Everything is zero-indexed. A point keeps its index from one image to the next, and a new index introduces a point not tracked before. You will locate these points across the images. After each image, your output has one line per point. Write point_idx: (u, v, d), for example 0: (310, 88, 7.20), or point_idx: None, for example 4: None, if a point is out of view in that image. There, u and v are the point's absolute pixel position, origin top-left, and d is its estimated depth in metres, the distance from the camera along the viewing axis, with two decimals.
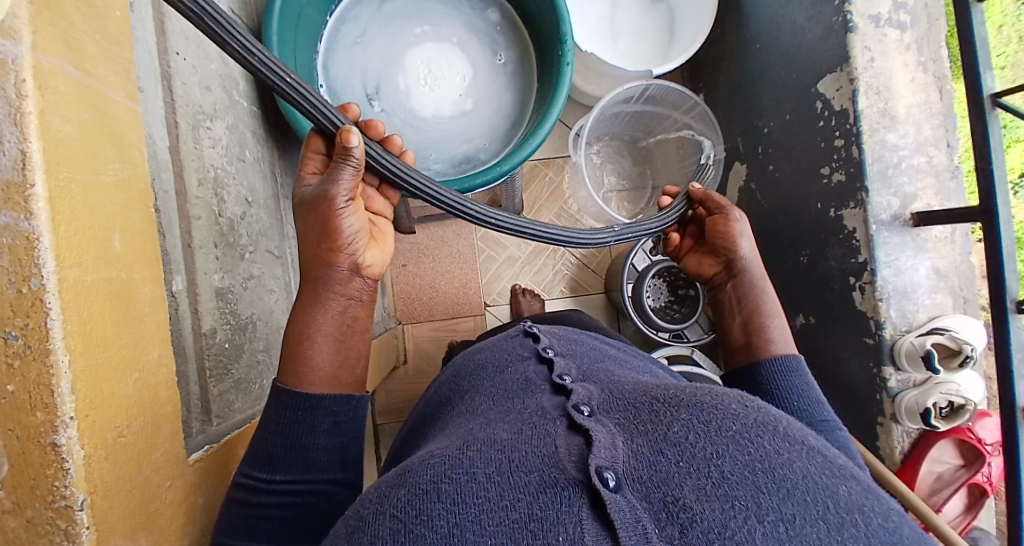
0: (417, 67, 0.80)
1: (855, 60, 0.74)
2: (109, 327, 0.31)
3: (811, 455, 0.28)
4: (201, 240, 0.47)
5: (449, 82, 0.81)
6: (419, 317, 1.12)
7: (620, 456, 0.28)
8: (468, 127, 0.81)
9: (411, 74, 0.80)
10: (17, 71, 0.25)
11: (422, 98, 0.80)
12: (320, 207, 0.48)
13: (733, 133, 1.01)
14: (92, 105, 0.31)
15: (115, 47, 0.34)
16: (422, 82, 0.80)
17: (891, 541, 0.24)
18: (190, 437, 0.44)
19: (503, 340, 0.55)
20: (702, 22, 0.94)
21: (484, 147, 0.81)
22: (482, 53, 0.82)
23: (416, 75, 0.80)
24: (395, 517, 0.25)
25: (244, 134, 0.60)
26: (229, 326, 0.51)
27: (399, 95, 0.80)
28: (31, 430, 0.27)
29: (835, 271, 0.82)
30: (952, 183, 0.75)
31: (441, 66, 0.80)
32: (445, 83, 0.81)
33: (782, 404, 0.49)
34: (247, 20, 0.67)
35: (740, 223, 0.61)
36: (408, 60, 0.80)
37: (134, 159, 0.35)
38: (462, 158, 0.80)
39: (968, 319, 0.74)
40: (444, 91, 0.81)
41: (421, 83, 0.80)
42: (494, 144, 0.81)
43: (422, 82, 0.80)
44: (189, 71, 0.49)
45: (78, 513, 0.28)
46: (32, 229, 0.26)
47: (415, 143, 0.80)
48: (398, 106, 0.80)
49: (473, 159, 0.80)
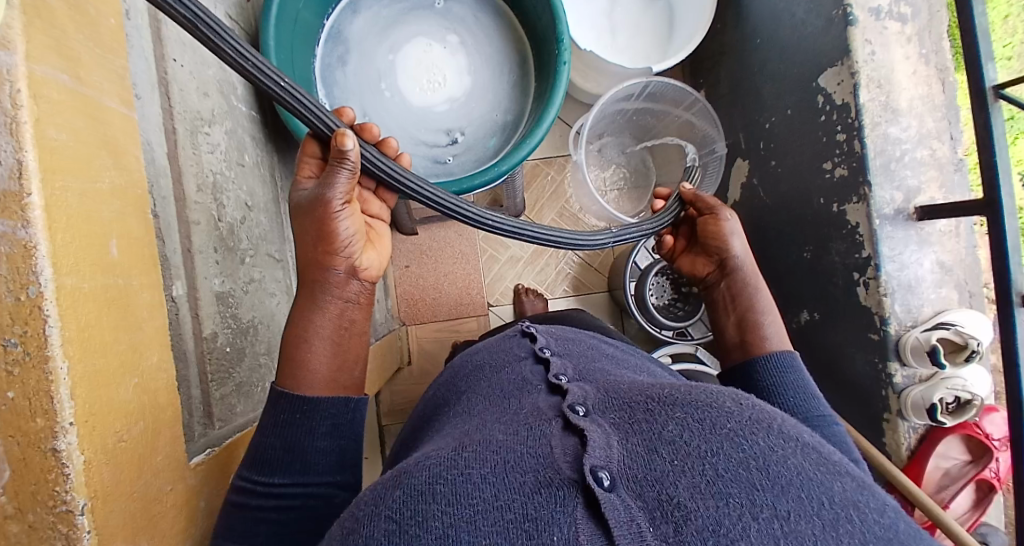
0: (410, 89, 0.80)
1: (856, 53, 0.74)
2: (107, 332, 0.31)
3: (805, 451, 0.28)
4: (200, 245, 0.47)
5: (443, 66, 0.81)
6: (423, 318, 1.12)
7: (615, 455, 0.28)
8: (498, 72, 0.82)
9: (418, 94, 0.81)
10: (12, 80, 0.26)
11: (445, 90, 0.81)
12: (316, 211, 0.48)
13: (734, 129, 1.01)
14: (87, 113, 0.31)
15: (109, 54, 0.35)
16: (433, 87, 0.81)
17: (888, 537, 0.24)
18: (190, 441, 0.44)
19: (501, 340, 0.55)
20: (701, 17, 0.93)
21: (517, 72, 0.82)
22: (424, 20, 0.81)
23: (422, 89, 0.81)
24: (391, 518, 0.25)
25: (243, 139, 0.60)
26: (230, 330, 0.52)
27: (449, 111, 0.82)
28: (31, 436, 0.27)
29: (838, 266, 0.81)
30: (956, 176, 0.74)
31: (417, 64, 0.81)
32: (437, 62, 0.81)
33: (780, 401, 0.49)
34: (244, 26, 0.67)
35: (731, 222, 0.60)
36: (405, 87, 0.80)
37: (131, 166, 0.36)
38: (509, 75, 0.82)
39: (974, 313, 0.73)
40: (450, 77, 0.81)
41: (432, 87, 0.81)
42: (515, 52, 0.83)
43: (426, 89, 0.81)
44: (187, 77, 0.49)
45: (79, 518, 0.28)
46: (29, 238, 0.26)
47: (485, 105, 0.82)
48: (459, 121, 0.81)
49: (519, 79, 0.82)
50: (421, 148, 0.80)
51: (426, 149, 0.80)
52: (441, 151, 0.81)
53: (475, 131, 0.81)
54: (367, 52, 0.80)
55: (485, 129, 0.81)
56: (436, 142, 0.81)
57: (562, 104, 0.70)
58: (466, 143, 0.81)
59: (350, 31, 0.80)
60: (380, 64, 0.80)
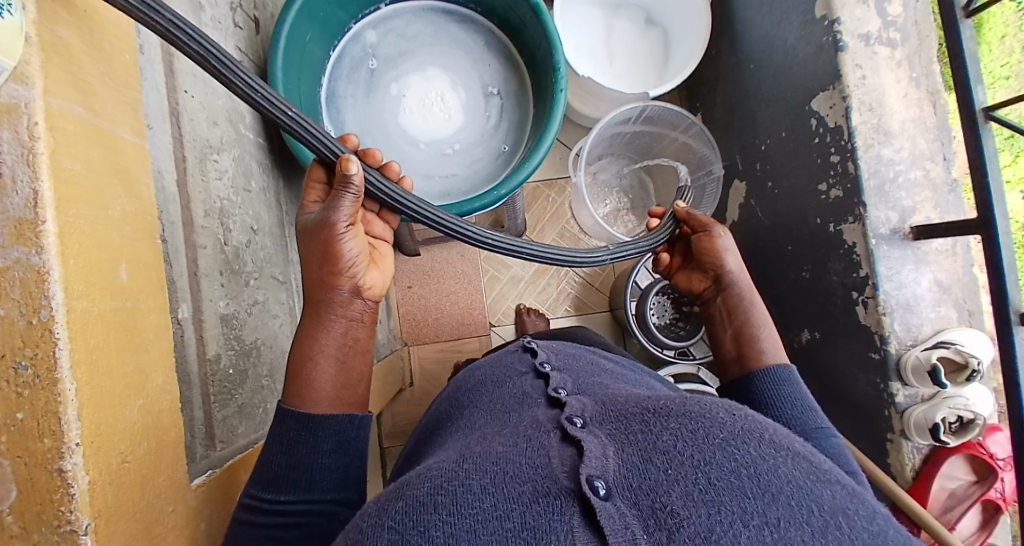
0: (441, 133, 0.84)
1: (846, 77, 0.76)
2: (114, 354, 0.32)
3: (797, 460, 0.28)
4: (206, 268, 0.49)
5: (429, 90, 0.84)
6: (426, 339, 1.13)
7: (610, 465, 0.28)
8: (459, 43, 0.86)
9: (445, 125, 0.84)
10: (30, 114, 0.27)
11: (450, 100, 0.85)
12: (321, 232, 0.50)
13: (733, 150, 1.02)
14: (100, 144, 0.33)
15: (123, 87, 0.36)
16: (448, 110, 0.84)
17: (876, 543, 0.24)
18: (193, 462, 0.45)
19: (502, 355, 0.56)
20: (696, 43, 0.96)
21: (466, 28, 0.85)
22: (385, 80, 0.84)
23: (443, 119, 0.84)
24: (393, 528, 0.26)
25: (250, 165, 0.62)
26: (234, 351, 0.52)
27: (471, 94, 0.86)
28: (39, 456, 0.28)
29: (837, 285, 0.82)
30: (951, 196, 0.74)
31: (431, 120, 0.84)
32: (432, 104, 0.84)
33: (776, 415, 0.49)
34: (252, 57, 0.70)
35: (725, 239, 0.61)
36: (444, 129, 0.84)
37: (141, 194, 0.37)
38: (467, 34, 0.86)
39: (975, 332, 0.72)
40: (441, 89, 0.85)
41: (446, 109, 0.84)
42: (450, 18, 0.85)
43: (444, 115, 0.84)
44: (197, 107, 0.51)
45: (82, 538, 0.29)
46: (43, 263, 0.27)
47: (468, 65, 0.86)
48: (482, 86, 0.86)
49: (475, 25, 0.85)
50: (488, 151, 0.84)
51: (496, 139, 0.84)
52: (496, 110, 0.85)
53: (490, 72, 0.86)
54: (405, 164, 0.83)
55: (499, 69, 0.86)
56: (490, 114, 0.85)
57: (563, 117, 0.72)
58: (503, 87, 0.86)
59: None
60: (420, 159, 0.84)
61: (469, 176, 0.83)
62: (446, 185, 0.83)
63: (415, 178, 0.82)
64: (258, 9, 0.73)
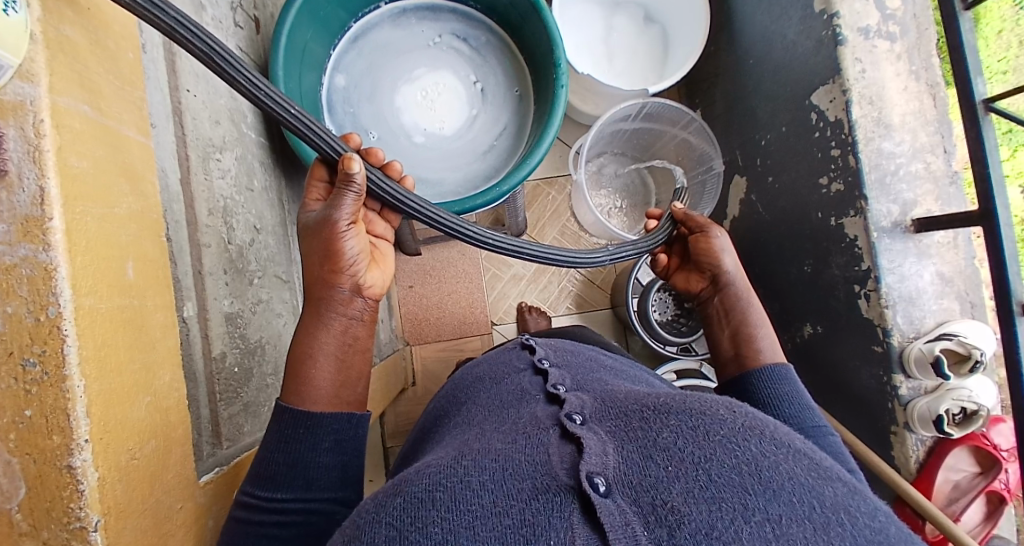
0: (463, 110, 0.85)
1: (846, 71, 0.76)
2: (122, 352, 0.32)
3: (797, 457, 0.28)
4: (211, 267, 0.49)
5: (416, 88, 0.84)
6: (427, 338, 1.13)
7: (610, 462, 0.28)
8: (396, 36, 0.84)
9: (458, 102, 0.85)
10: (35, 112, 0.27)
11: (433, 75, 0.85)
12: (322, 231, 0.50)
13: (733, 145, 1.02)
14: (104, 141, 0.33)
15: (127, 86, 0.36)
16: (444, 86, 0.85)
17: (878, 539, 0.24)
18: (200, 459, 0.45)
19: (501, 352, 0.56)
20: (695, 38, 0.96)
21: (390, 18, 0.84)
22: (384, 103, 0.83)
23: (449, 98, 0.85)
24: (392, 524, 0.26)
25: (252, 164, 0.62)
26: (239, 350, 0.53)
27: (439, 55, 0.85)
28: (47, 454, 0.28)
29: (839, 278, 0.82)
30: (952, 188, 0.74)
31: (451, 108, 0.85)
32: (433, 93, 0.84)
33: (775, 411, 0.49)
34: (253, 56, 0.70)
35: (721, 239, 0.62)
36: (460, 92, 0.85)
37: (146, 192, 0.37)
38: (388, 14, 0.84)
39: (978, 325, 0.72)
40: (422, 81, 0.84)
41: (439, 86, 0.84)
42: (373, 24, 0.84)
43: (445, 93, 0.85)
44: (200, 106, 0.52)
45: (93, 534, 0.29)
46: (50, 260, 0.27)
47: (413, 39, 0.85)
48: (439, 44, 0.85)
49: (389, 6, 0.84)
50: (504, 89, 0.86)
51: (489, 67, 0.86)
52: (461, 44, 0.86)
53: (428, 26, 0.85)
54: (465, 161, 0.84)
55: (434, 20, 0.85)
56: (464, 56, 0.86)
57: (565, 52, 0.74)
58: (449, 30, 0.86)
59: (444, 181, 0.82)
60: (471, 140, 0.85)
61: (511, 113, 0.85)
62: (506, 141, 0.84)
63: (476, 163, 0.84)
64: (259, 9, 0.73)
